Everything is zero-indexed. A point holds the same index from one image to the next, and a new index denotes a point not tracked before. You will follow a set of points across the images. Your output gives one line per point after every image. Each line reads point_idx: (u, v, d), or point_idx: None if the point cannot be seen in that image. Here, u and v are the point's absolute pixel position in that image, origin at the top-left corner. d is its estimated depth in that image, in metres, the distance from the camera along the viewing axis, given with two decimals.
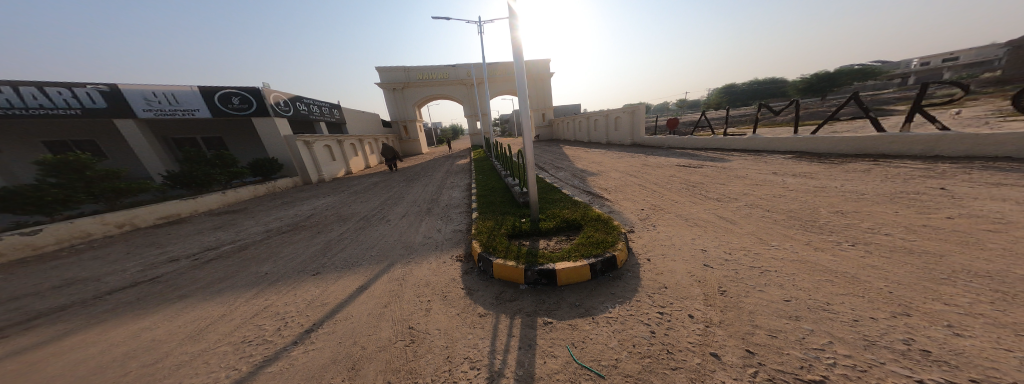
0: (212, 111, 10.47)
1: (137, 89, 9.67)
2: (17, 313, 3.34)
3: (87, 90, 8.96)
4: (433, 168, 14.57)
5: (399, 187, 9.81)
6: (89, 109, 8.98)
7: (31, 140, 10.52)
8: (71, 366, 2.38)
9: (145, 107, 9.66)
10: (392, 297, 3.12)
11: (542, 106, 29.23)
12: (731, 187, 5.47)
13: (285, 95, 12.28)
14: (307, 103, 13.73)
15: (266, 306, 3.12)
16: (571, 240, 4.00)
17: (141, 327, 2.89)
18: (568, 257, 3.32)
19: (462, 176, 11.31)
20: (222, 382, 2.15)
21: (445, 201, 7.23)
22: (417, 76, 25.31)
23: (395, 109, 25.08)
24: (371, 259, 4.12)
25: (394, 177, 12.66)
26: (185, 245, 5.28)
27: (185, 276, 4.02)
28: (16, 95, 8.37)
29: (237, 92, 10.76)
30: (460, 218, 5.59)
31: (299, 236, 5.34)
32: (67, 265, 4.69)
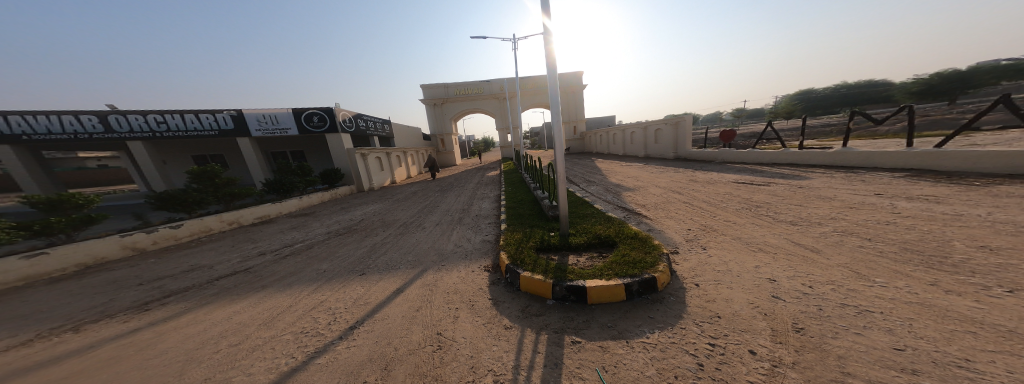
0: (299, 130, 12.29)
1: (254, 114, 12.06)
2: (154, 289, 4.07)
3: (223, 116, 11.75)
4: (465, 179, 15.06)
5: (434, 197, 10.28)
6: (223, 130, 11.72)
7: (186, 154, 13.90)
8: (184, 340, 2.81)
9: (257, 128, 12.01)
10: (423, 302, 3.24)
11: (573, 119, 29.10)
12: (815, 210, 4.84)
13: (351, 114, 13.83)
14: (366, 120, 15.25)
15: (321, 301, 3.42)
16: (604, 257, 3.85)
17: (235, 310, 3.32)
18: (599, 275, 3.20)
19: (492, 187, 11.56)
20: (281, 368, 2.37)
21: (476, 211, 7.41)
22: (454, 92, 26.85)
23: (434, 123, 26.72)
24: (409, 263, 4.36)
25: (433, 186, 13.29)
26: (271, 242, 6.04)
27: (267, 268, 4.56)
28: (183, 120, 11.57)
29: (317, 113, 12.38)
30: (490, 228, 5.71)
31: (350, 238, 5.83)
32: (190, 253, 5.63)
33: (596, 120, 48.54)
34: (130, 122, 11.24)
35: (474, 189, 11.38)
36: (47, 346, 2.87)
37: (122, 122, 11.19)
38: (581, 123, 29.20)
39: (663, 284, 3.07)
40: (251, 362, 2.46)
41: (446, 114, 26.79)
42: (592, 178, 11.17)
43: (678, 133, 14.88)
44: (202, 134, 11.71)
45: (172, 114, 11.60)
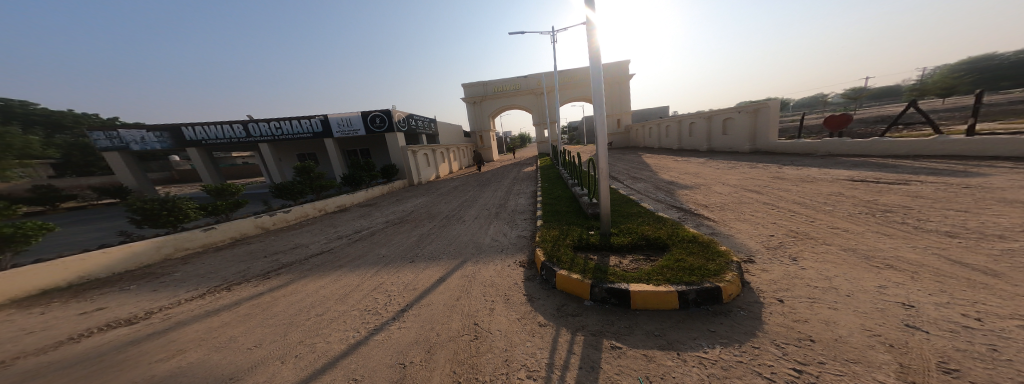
0: (366, 131, 13.78)
1: (334, 118, 13.83)
2: (266, 262, 4.96)
3: (315, 121, 13.73)
4: (502, 175, 15.33)
5: (473, 191, 10.67)
6: (315, 133, 13.77)
7: (292, 153, 16.69)
8: (290, 306, 3.40)
9: (338, 130, 13.77)
10: (462, 292, 3.40)
11: (617, 112, 27.38)
12: (1000, 219, 3.69)
13: (405, 114, 15.00)
14: (417, 119, 16.46)
15: (381, 283, 3.82)
16: (651, 260, 3.58)
17: (321, 285, 3.90)
18: (644, 280, 2.99)
19: (527, 183, 11.58)
20: (349, 340, 2.71)
21: (514, 206, 7.51)
22: (493, 89, 27.28)
23: (474, 120, 27.52)
24: (450, 253, 4.63)
25: (479, 181, 13.76)
26: (346, 228, 6.91)
27: (343, 251, 5.24)
28: (287, 125, 13.83)
29: (379, 115, 13.69)
30: (526, 224, 5.75)
31: (404, 228, 6.38)
32: (288, 235, 6.71)
33: (648, 110, 44.87)
34: (262, 128, 13.89)
35: (511, 184, 11.54)
36: (208, 301, 3.70)
37: (259, 129, 13.87)
38: (626, 115, 27.46)
39: (729, 295, 2.73)
40: (331, 330, 2.86)
41: (485, 111, 27.42)
42: (640, 174, 10.44)
43: (757, 122, 12.81)
44: (301, 136, 13.89)
45: (279, 120, 13.98)
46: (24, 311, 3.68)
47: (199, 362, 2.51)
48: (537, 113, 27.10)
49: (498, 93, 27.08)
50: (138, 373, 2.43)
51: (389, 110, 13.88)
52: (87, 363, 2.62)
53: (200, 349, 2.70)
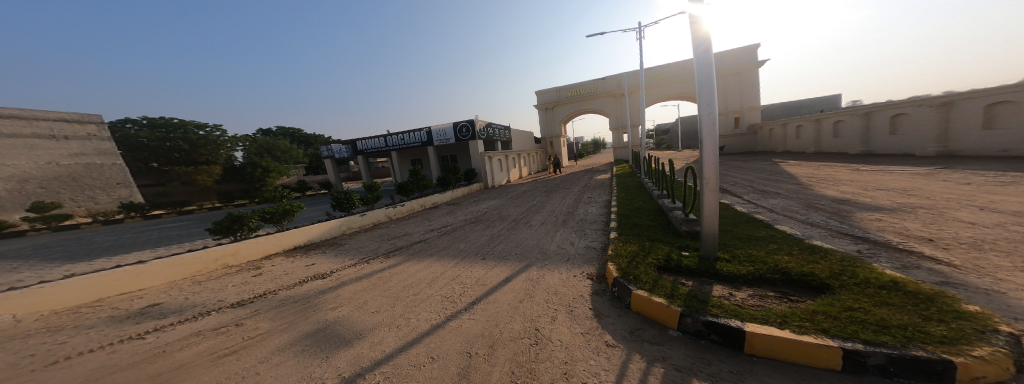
0: (455, 139, 15.52)
1: (434, 129, 16.13)
2: (386, 245, 6.21)
3: (422, 133, 16.36)
4: (573, 181, 14.88)
5: (540, 197, 10.68)
6: (422, 142, 16.42)
7: (406, 158, 20.36)
8: (403, 283, 4.13)
9: (437, 140, 16.02)
10: (525, 295, 3.48)
11: (738, 108, 22.28)
12: None
13: (485, 123, 16.25)
14: (495, 128, 17.56)
15: (458, 274, 4.26)
16: (788, 299, 2.66)
17: (418, 268, 4.65)
18: (771, 322, 2.23)
19: (599, 191, 10.94)
20: (429, 321, 3.13)
21: (588, 215, 7.15)
22: (567, 94, 26.44)
23: (546, 126, 27.12)
24: (517, 256, 4.79)
25: (566, 185, 13.57)
26: (438, 222, 8.01)
27: (435, 242, 6.08)
28: (405, 137, 16.94)
29: (465, 124, 15.23)
30: (596, 236, 5.42)
31: (477, 227, 6.97)
32: (400, 224, 8.23)
33: (795, 101, 34.58)
34: (392, 140, 17.38)
35: (588, 191, 11.06)
36: (356, 269, 4.87)
37: (391, 141, 17.45)
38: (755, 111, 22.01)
39: (974, 378, 1.57)
40: (430, 308, 3.40)
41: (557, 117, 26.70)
42: (772, 188, 8.18)
43: None
44: (411, 145, 16.78)
45: (398, 133, 17.29)
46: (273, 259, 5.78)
47: (344, 317, 3.34)
48: (615, 117, 24.92)
49: (573, 98, 26.02)
50: (320, 316, 3.42)
51: (473, 119, 15.25)
52: (301, 301, 3.86)
53: (349, 306, 3.61)
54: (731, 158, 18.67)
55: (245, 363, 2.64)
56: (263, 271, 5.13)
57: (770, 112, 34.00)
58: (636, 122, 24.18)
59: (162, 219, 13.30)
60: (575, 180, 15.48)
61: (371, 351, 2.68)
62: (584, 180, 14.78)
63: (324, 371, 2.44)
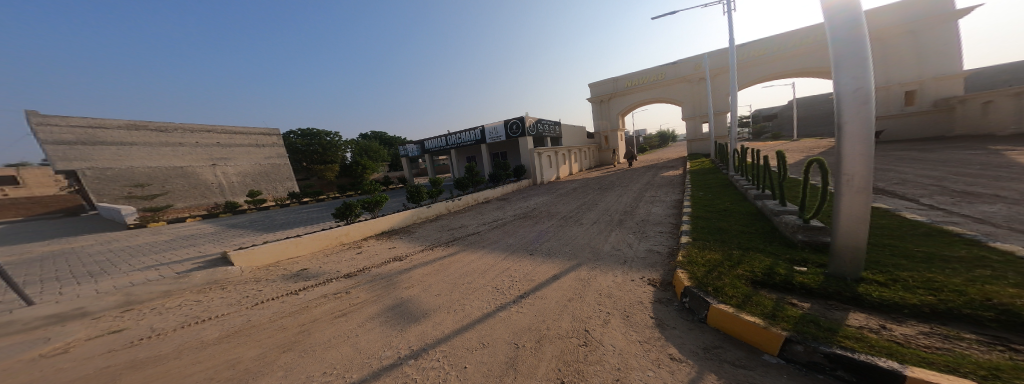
0: (507, 137, 15.82)
1: (487, 127, 16.72)
2: (449, 234, 6.81)
3: (475, 132, 17.14)
4: (630, 178, 13.75)
5: (594, 194, 10.23)
6: (476, 141, 17.23)
7: (462, 155, 21.64)
8: (460, 272, 4.46)
9: (490, 137, 16.57)
10: (574, 294, 3.42)
11: (920, 77, 16.13)
12: None
13: (535, 119, 16.09)
14: (545, 124, 17.26)
15: (508, 267, 4.41)
16: (1000, 345, 1.72)
17: (472, 259, 5.00)
18: (964, 374, 1.52)
19: (666, 188, 9.86)
20: (482, 308, 3.36)
21: (654, 215, 6.48)
22: (625, 84, 23.87)
23: (599, 121, 25.18)
24: (564, 254, 4.71)
25: (644, 180, 12.35)
26: (492, 216, 8.40)
27: (486, 234, 6.40)
28: (461, 135, 18.00)
29: (515, 122, 15.39)
30: (658, 239, 4.90)
31: (526, 222, 7.07)
32: (461, 216, 8.93)
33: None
34: (451, 139, 18.70)
35: (660, 188, 9.97)
36: (424, 255, 5.51)
37: (450, 140, 18.78)
38: (953, 80, 15.57)
39: None
40: (484, 296, 3.62)
41: (613, 111, 24.60)
42: (979, 189, 5.73)
43: None
44: (467, 143, 17.74)
45: (457, 132, 18.40)
46: (368, 240, 6.99)
47: (411, 296, 3.84)
48: (688, 105, 21.67)
49: (634, 87, 23.38)
50: (398, 292, 4.01)
51: (523, 116, 15.28)
52: (384, 278, 4.57)
53: (417, 287, 4.13)
54: (892, 147, 13.89)
55: (349, 325, 3.29)
56: (362, 250, 6.25)
57: (981, 78, 23.65)
58: (720, 111, 20.55)
59: (308, 204, 17.36)
60: (656, 175, 13.99)
61: (433, 330, 3.02)
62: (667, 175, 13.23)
63: (399, 342, 2.87)
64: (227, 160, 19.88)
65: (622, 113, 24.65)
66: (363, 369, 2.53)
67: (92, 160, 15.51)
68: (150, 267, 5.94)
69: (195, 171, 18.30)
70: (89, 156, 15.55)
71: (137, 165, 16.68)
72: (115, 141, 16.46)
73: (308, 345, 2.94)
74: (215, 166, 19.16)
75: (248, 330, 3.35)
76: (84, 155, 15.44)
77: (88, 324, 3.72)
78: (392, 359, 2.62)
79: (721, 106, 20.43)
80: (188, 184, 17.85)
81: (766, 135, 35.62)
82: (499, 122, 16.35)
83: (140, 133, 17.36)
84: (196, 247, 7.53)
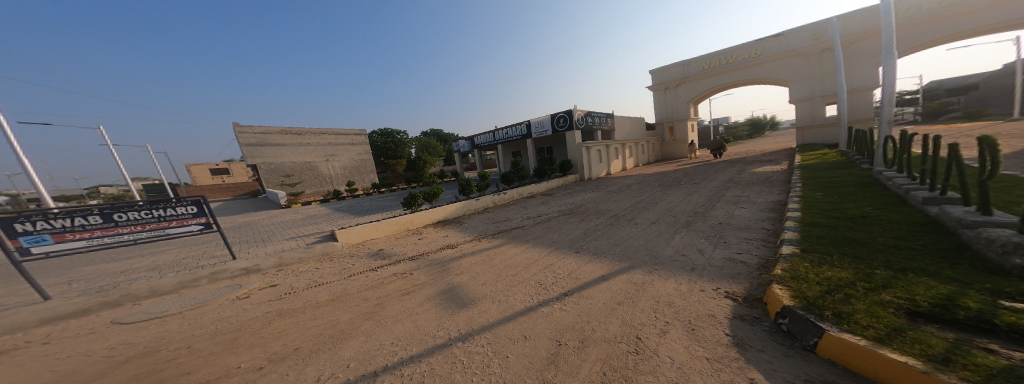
0: (552, 131, 15.44)
1: (532, 122, 16.62)
2: (499, 226, 7.02)
3: (521, 127, 17.18)
4: (704, 175, 12.06)
5: (654, 192, 9.34)
6: (521, 135, 17.28)
7: (508, 150, 21.92)
8: (505, 264, 4.58)
9: (535, 132, 16.45)
10: (626, 298, 3.21)
11: None
12: None
13: (585, 112, 15.30)
14: (595, 116, 16.25)
15: (551, 264, 4.37)
16: None
17: (516, 252, 5.09)
18: None
19: (757, 188, 8.40)
20: (528, 301, 3.41)
21: (738, 219, 5.59)
22: (698, 68, 21.03)
23: (664, 111, 22.85)
24: (615, 254, 4.47)
25: (735, 177, 10.55)
26: (537, 211, 8.37)
27: (531, 229, 6.41)
28: (507, 131, 18.22)
29: (562, 116, 14.92)
30: (742, 247, 4.24)
31: (572, 219, 6.86)
32: (510, 209, 9.12)
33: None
34: (497, 135, 19.07)
35: (751, 188, 8.52)
36: (473, 245, 5.81)
37: (496, 135, 19.15)
38: None
39: None
40: (530, 290, 3.66)
41: (681, 99, 21.97)
42: None
43: None
44: (513, 138, 17.90)
45: (504, 128, 18.61)
46: (430, 228, 7.66)
47: (463, 283, 4.12)
48: (800, 84, 17.88)
49: (712, 70, 20.41)
50: (453, 278, 4.32)
51: (570, 110, 14.70)
52: (440, 265, 4.94)
53: (468, 274, 4.39)
54: None
55: (413, 302, 3.68)
56: (423, 237, 6.86)
57: None
58: (865, 86, 16.29)
59: (389, 193, 19.74)
60: (748, 171, 11.88)
61: (480, 316, 3.19)
62: (766, 172, 11.10)
63: (450, 324, 3.10)
64: (335, 156, 23.95)
65: (700, 100, 21.85)
66: (421, 344, 2.81)
67: (259, 157, 20.62)
68: (291, 237, 7.70)
69: (316, 165, 22.84)
70: (259, 154, 20.66)
71: (285, 160, 21.48)
72: (275, 143, 21.21)
73: (384, 316, 3.40)
74: (328, 161, 23.46)
75: (343, 296, 4.01)
76: (255, 153, 20.53)
77: (257, 277, 5.07)
78: (444, 339, 2.85)
79: (866, 80, 16.24)
80: (313, 176, 22.52)
81: (950, 114, 25.55)
82: (544, 117, 16.06)
83: (289, 136, 21.91)
84: (317, 224, 9.49)
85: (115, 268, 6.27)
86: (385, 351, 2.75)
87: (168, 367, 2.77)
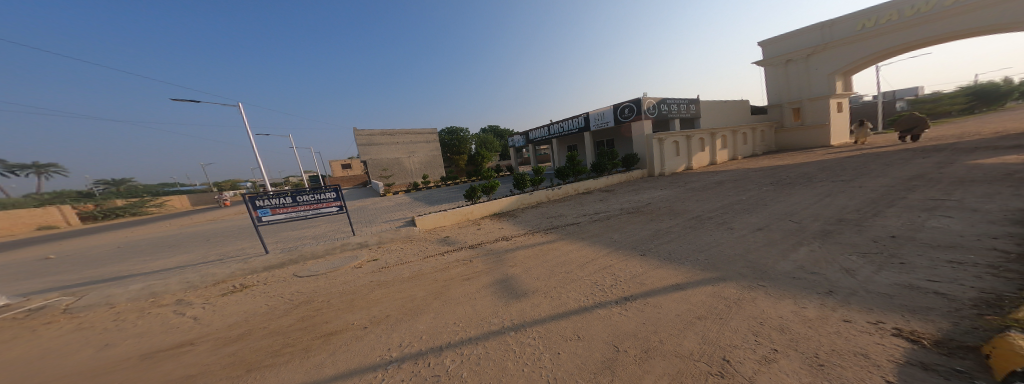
0: (614, 123, 14.20)
1: (593, 113, 15.61)
2: (560, 220, 6.87)
3: (580, 119, 16.35)
4: (842, 171, 9.21)
5: (756, 191, 7.65)
6: (579, 128, 16.47)
7: (564, 143, 21.19)
8: (558, 260, 4.51)
9: (595, 124, 15.46)
10: (707, 313, 2.74)
11: None
12: None
13: (658, 99, 13.56)
14: (671, 102, 14.11)
15: (610, 265, 4.08)
16: None
17: (571, 249, 4.91)
18: None
19: (941, 190, 5.93)
20: (583, 300, 3.27)
21: (931, 235, 3.84)
22: (849, 29, 16.05)
23: (787, 88, 18.32)
24: (696, 262, 3.84)
25: (901, 175, 7.60)
26: (596, 207, 7.89)
27: (588, 226, 6.10)
28: (565, 124, 17.58)
29: (628, 105, 13.59)
30: (942, 274, 2.86)
31: (639, 218, 6.23)
32: (570, 204, 8.84)
33: None
34: (554, 128, 18.52)
35: (937, 190, 5.94)
36: (527, 238, 5.88)
37: (552, 129, 18.65)
38: None
39: None
40: (584, 289, 3.51)
41: (815, 71, 17.13)
42: None
43: None
44: (571, 132, 17.18)
45: (561, 121, 18.02)
46: (490, 218, 8.10)
47: (515, 274, 4.24)
48: None
49: (874, 29, 15.19)
50: (506, 268, 4.50)
51: (638, 98, 13.26)
52: (495, 254, 5.20)
53: (522, 266, 4.50)
54: None
55: (473, 287, 4.01)
56: (481, 227, 7.31)
57: None
58: None
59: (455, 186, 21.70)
60: (924, 167, 8.46)
61: (532, 309, 3.24)
62: (968, 167, 7.58)
63: (503, 313, 3.24)
64: (415, 153, 27.41)
65: (848, 70, 16.68)
66: (478, 328, 3.03)
67: (367, 155, 25.41)
68: (383, 221, 9.26)
69: (401, 161, 26.73)
70: (367, 153, 25.43)
71: (381, 157, 25.89)
72: (376, 143, 25.81)
73: (450, 297, 3.80)
74: (408, 157, 27.07)
75: (419, 275, 4.63)
76: (363, 151, 25.27)
77: (360, 252, 6.31)
78: (498, 326, 3.01)
79: None
80: (401, 170, 26.53)
81: None
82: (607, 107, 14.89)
83: (386, 137, 26.27)
84: (402, 211, 11.14)
85: (279, 237, 8.71)
86: (449, 329, 3.07)
87: (308, 314, 3.76)
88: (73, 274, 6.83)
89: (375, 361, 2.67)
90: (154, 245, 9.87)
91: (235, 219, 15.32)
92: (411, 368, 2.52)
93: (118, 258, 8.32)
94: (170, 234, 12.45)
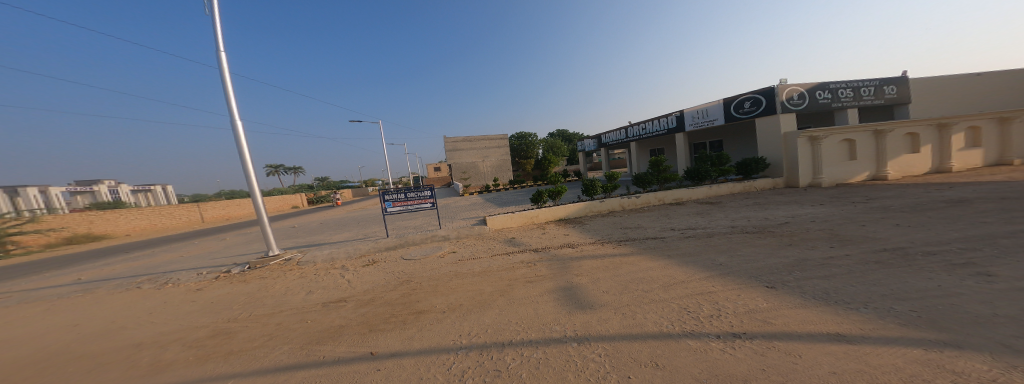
0: (725, 120, 12.24)
1: (692, 111, 13.78)
2: (647, 232, 6.21)
3: (670, 118, 14.62)
4: None
5: (957, 221, 5.32)
6: (670, 129, 14.71)
7: (647, 147, 19.23)
8: (639, 276, 4.10)
9: (692, 124, 13.64)
10: (864, 366, 1.95)
11: None
12: None
13: (802, 86, 10.97)
14: (833, 89, 11.17)
15: (709, 291, 3.47)
16: None
17: (651, 267, 4.39)
18: None
19: None
20: (662, 327, 2.87)
21: None
22: None
23: None
24: (866, 308, 2.72)
25: None
26: (682, 222, 6.90)
27: (675, 242, 5.39)
28: (648, 124, 15.94)
29: (751, 97, 11.51)
30: None
31: (766, 242, 5.02)
32: (653, 215, 7.93)
33: None
34: (634, 130, 16.94)
35: None
36: (596, 247, 5.56)
37: (632, 131, 17.13)
38: None
39: None
40: (664, 313, 3.11)
41: None
42: None
43: None
44: (656, 133, 15.44)
45: (643, 122, 16.50)
46: (564, 223, 7.93)
47: (587, 283, 4.05)
48: None
49: None
50: (580, 276, 4.30)
51: (771, 87, 11.05)
52: (558, 261, 5.06)
53: (606, 277, 4.18)
54: None
55: (537, 290, 4.00)
56: (546, 231, 7.26)
57: None
58: None
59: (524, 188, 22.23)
60: None
61: (601, 324, 3.03)
62: None
63: (566, 322, 3.14)
64: (488, 157, 29.07)
65: None
66: (539, 332, 3.00)
67: (456, 160, 28.45)
68: (465, 217, 10.16)
69: (477, 164, 28.79)
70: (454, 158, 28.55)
71: (461, 160, 28.51)
72: (459, 148, 28.75)
73: (516, 297, 3.86)
74: (482, 160, 28.89)
75: (487, 271, 4.89)
76: (452, 156, 28.49)
77: (448, 243, 7.04)
78: (559, 335, 2.92)
79: None
80: (480, 173, 28.65)
81: None
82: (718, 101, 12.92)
83: (472, 143, 28.83)
84: (483, 209, 11.99)
85: (390, 225, 10.59)
86: (511, 328, 3.14)
87: (409, 292, 4.41)
88: (303, 237, 9.99)
89: (449, 344, 2.94)
90: (317, 225, 13.36)
91: (364, 209, 19.35)
92: (477, 358, 2.66)
93: (302, 231, 11.61)
94: (330, 217, 16.63)
